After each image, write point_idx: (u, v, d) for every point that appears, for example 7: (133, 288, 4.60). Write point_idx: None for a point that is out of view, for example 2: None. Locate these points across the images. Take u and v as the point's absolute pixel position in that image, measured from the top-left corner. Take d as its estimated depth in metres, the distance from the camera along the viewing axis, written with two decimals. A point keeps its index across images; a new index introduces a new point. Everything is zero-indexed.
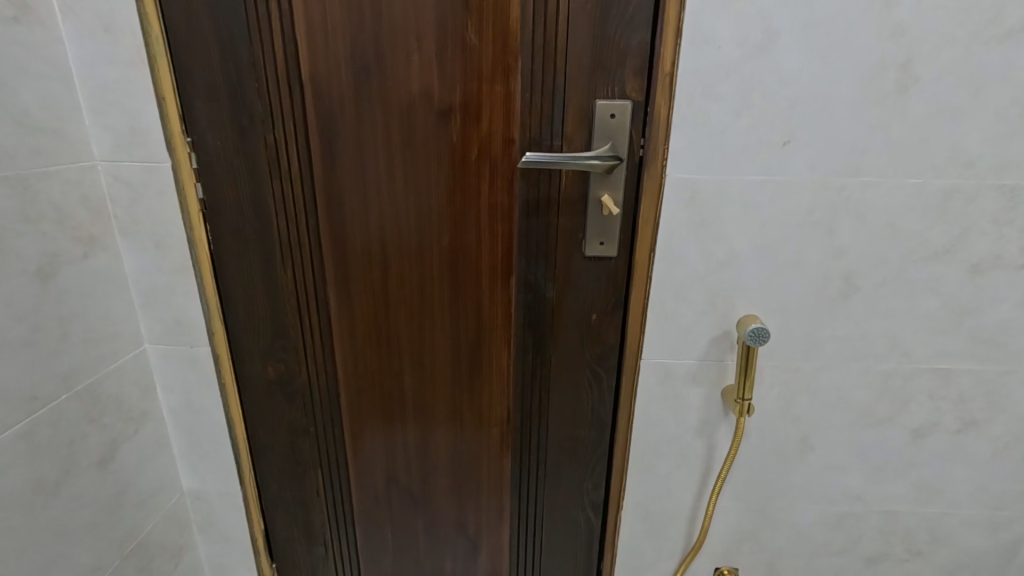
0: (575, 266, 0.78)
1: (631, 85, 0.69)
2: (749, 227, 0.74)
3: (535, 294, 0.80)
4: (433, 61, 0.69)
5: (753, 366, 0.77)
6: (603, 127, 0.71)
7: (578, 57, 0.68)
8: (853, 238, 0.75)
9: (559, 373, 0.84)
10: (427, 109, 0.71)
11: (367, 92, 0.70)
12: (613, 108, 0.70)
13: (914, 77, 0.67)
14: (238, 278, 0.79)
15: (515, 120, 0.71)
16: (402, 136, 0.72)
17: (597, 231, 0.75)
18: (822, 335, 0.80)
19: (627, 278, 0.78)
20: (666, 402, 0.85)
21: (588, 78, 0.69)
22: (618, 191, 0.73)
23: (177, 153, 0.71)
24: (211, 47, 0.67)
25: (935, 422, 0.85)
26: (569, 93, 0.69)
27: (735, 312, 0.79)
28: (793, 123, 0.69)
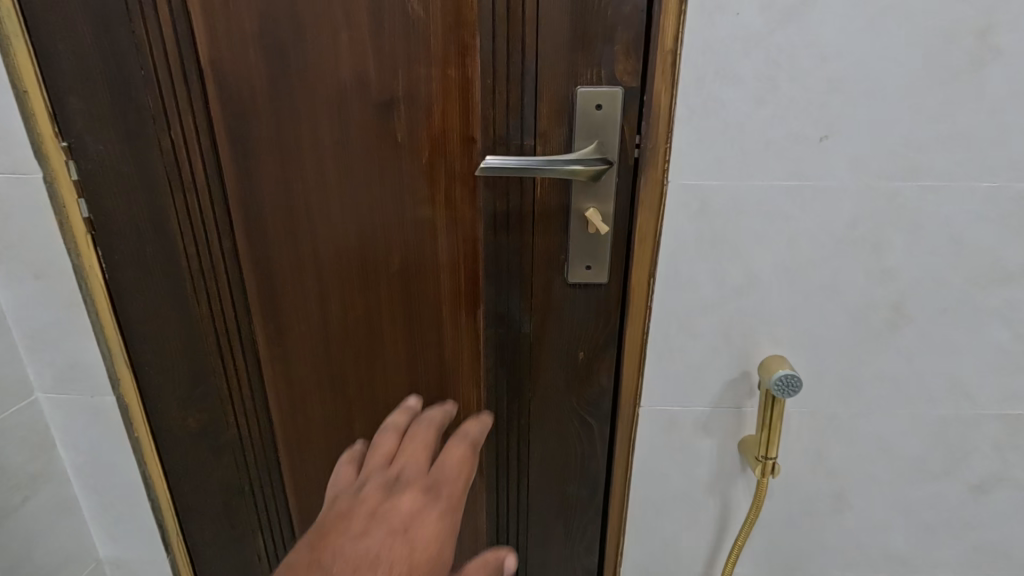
0: (557, 294, 0.62)
1: (622, 65, 0.54)
2: (775, 244, 0.59)
3: (508, 329, 0.64)
4: (367, 37, 0.53)
5: (778, 420, 0.62)
6: (587, 122, 0.55)
7: (552, 30, 0.52)
8: (906, 256, 0.59)
9: (540, 422, 0.69)
10: (362, 99, 0.55)
11: (286, 80, 0.55)
12: (599, 96, 0.54)
13: (992, 48, 0.51)
14: (143, 313, 0.64)
15: (475, 114, 0.56)
16: (333, 136, 0.57)
17: (582, 252, 0.60)
18: (865, 374, 0.65)
19: (622, 308, 0.63)
20: (671, 455, 0.70)
21: (566, 57, 0.53)
22: (608, 202, 0.58)
23: (52, 161, 0.57)
24: (82, 26, 0.53)
25: (1001, 475, 0.70)
26: (542, 78, 0.54)
27: (756, 348, 0.64)
28: (832, 111, 0.54)
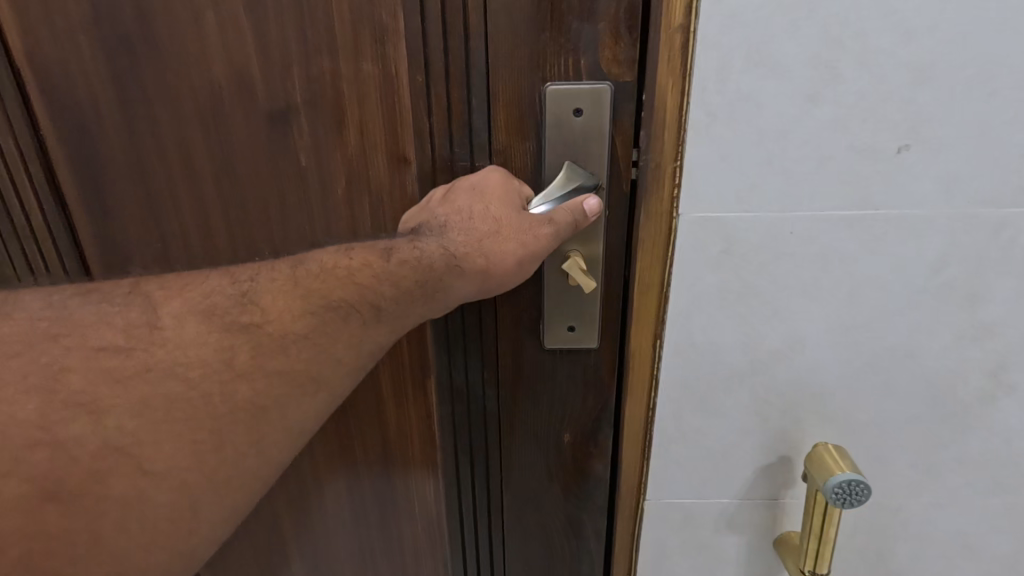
0: (529, 363, 0.47)
1: (610, 51, 0.38)
2: (826, 296, 0.43)
3: (468, 407, 0.50)
4: (244, 26, 0.41)
5: (833, 530, 0.46)
6: (561, 134, 0.40)
7: (506, 7, 0.38)
8: (1010, 308, 0.43)
9: (515, 519, 0.54)
10: (246, 108, 0.44)
11: (149, 85, 0.44)
12: (576, 99, 0.39)
13: None
14: None
15: (404, 128, 0.42)
16: (214, 154, 0.46)
17: (561, 309, 0.45)
18: (944, 458, 0.49)
19: (618, 381, 0.48)
20: (683, 559, 0.54)
21: (528, 43, 0.39)
22: (596, 243, 0.43)
23: None
24: None
25: None
26: (495, 75, 0.40)
27: (798, 427, 0.48)
28: (915, 113, 0.37)
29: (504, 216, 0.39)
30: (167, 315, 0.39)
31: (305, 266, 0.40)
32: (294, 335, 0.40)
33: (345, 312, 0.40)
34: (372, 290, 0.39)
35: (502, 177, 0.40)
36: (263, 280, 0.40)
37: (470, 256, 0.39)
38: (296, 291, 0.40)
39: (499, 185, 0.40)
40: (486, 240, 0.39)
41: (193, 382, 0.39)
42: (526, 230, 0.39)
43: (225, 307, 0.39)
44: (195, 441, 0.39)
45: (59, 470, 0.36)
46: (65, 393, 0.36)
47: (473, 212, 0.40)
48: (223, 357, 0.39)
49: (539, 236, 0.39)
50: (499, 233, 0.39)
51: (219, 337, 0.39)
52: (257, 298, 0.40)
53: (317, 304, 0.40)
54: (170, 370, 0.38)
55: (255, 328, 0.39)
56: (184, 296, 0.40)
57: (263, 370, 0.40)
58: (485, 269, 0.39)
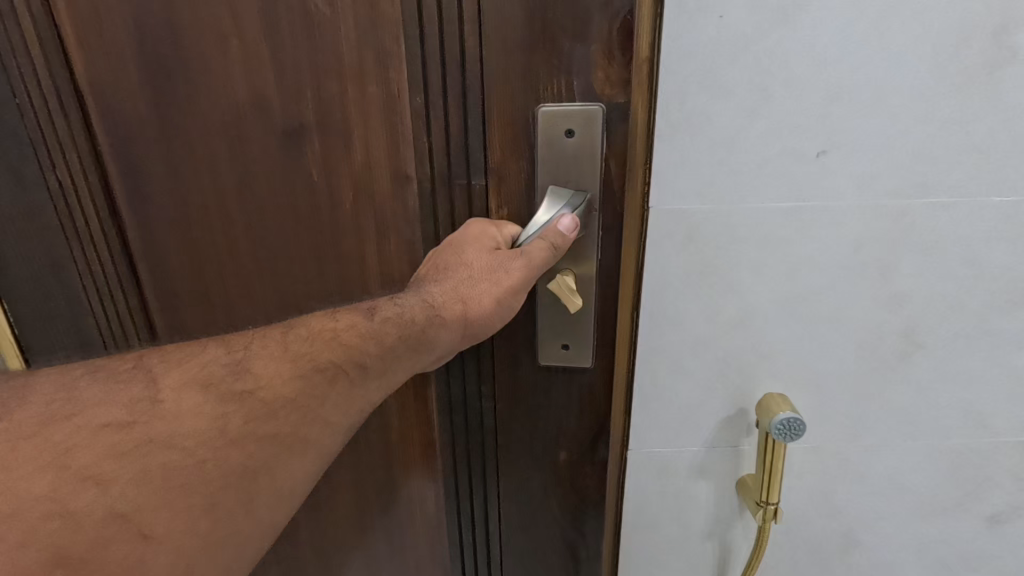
0: (527, 369, 0.55)
1: (601, 76, 0.44)
2: (769, 273, 0.52)
3: (473, 403, 0.57)
4: (262, 53, 0.49)
5: (779, 463, 0.56)
6: (551, 153, 0.47)
7: (505, 37, 0.45)
8: (917, 280, 0.53)
9: (512, 496, 0.61)
10: (264, 126, 0.52)
11: (182, 105, 0.52)
12: (570, 121, 0.45)
13: (1009, 49, 0.45)
14: (43, 330, 0.63)
15: (405, 145, 0.50)
16: (236, 166, 0.54)
17: (557, 330, 0.52)
18: (874, 408, 0.59)
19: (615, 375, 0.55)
20: (661, 503, 0.64)
21: (523, 71, 0.45)
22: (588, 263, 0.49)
23: None
24: None
25: (1018, 505, 0.65)
26: (492, 99, 0.47)
27: (754, 385, 0.57)
28: (833, 124, 0.47)
29: (474, 262, 0.48)
30: (167, 386, 0.42)
31: (295, 331, 0.47)
32: (284, 397, 0.45)
33: (331, 372, 0.46)
34: (357, 350, 0.47)
35: (476, 226, 0.49)
36: (256, 348, 0.45)
37: (449, 305, 0.48)
38: (287, 355, 0.46)
39: (474, 236, 0.49)
40: (466, 291, 0.48)
41: (190, 451, 0.41)
42: (493, 270, 0.47)
43: (222, 376, 0.43)
44: (190, 505, 0.41)
45: (68, 539, 0.36)
46: (74, 467, 0.37)
47: (451, 268, 0.49)
48: (218, 424, 0.42)
49: (507, 271, 0.47)
50: (472, 283, 0.48)
51: (214, 406, 0.42)
52: (251, 365, 0.45)
53: (306, 365, 0.46)
54: (168, 441, 0.40)
55: (249, 392, 0.44)
56: (182, 367, 0.43)
57: (256, 430, 0.44)
58: (467, 315, 0.48)
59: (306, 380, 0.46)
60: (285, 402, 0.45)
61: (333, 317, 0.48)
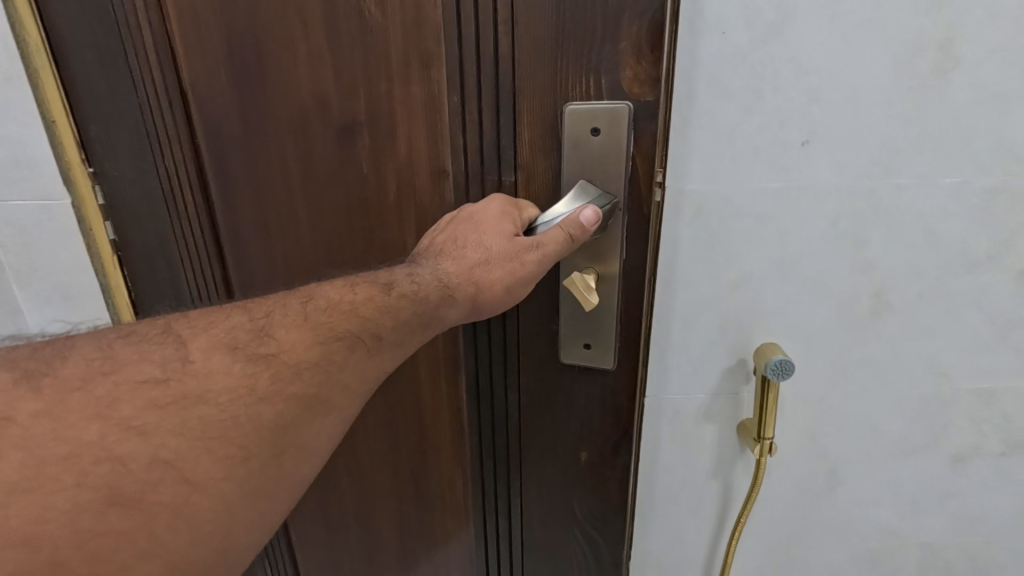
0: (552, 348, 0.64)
1: (628, 75, 0.51)
2: (763, 243, 0.64)
3: (507, 376, 0.67)
4: (325, 60, 0.58)
5: (773, 402, 0.67)
6: (579, 143, 0.54)
7: (531, 44, 0.52)
8: (884, 248, 0.64)
9: (539, 457, 0.70)
10: (325, 124, 0.61)
11: (259, 105, 0.61)
12: (596, 120, 0.53)
13: (955, 58, 0.56)
14: (150, 294, 0.73)
15: (443, 142, 0.58)
16: (301, 159, 0.63)
17: (581, 330, 0.62)
18: (851, 358, 0.70)
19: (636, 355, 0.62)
20: (674, 444, 0.75)
21: (551, 75, 0.53)
22: (611, 263, 0.58)
23: (77, 181, 0.68)
24: (89, 59, 0.62)
25: (976, 446, 0.76)
26: (523, 101, 0.54)
27: (752, 339, 0.68)
28: (813, 119, 0.59)
29: (493, 246, 0.53)
30: (196, 346, 0.43)
31: (315, 302, 0.48)
32: (308, 361, 0.46)
33: (350, 341, 0.48)
34: (375, 321, 0.49)
35: (501, 210, 0.55)
36: (276, 316, 0.46)
37: (463, 286, 0.53)
38: (306, 324, 0.47)
39: (499, 220, 0.54)
40: (480, 270, 0.53)
41: (224, 406, 0.42)
42: (512, 259, 0.53)
43: (246, 340, 0.44)
44: (227, 455, 0.42)
45: (118, 484, 0.38)
46: (117, 419, 0.39)
47: (471, 245, 0.54)
48: (248, 383, 0.43)
49: (524, 259, 0.52)
50: (489, 263, 0.53)
51: (244, 365, 0.43)
52: (273, 332, 0.45)
53: (327, 335, 0.47)
54: (201, 397, 0.41)
55: (273, 356, 0.44)
56: (209, 333, 0.44)
57: (282, 391, 0.44)
58: (478, 292, 0.53)
59: (326, 347, 0.47)
60: (307, 367, 0.46)
61: (351, 289, 0.50)
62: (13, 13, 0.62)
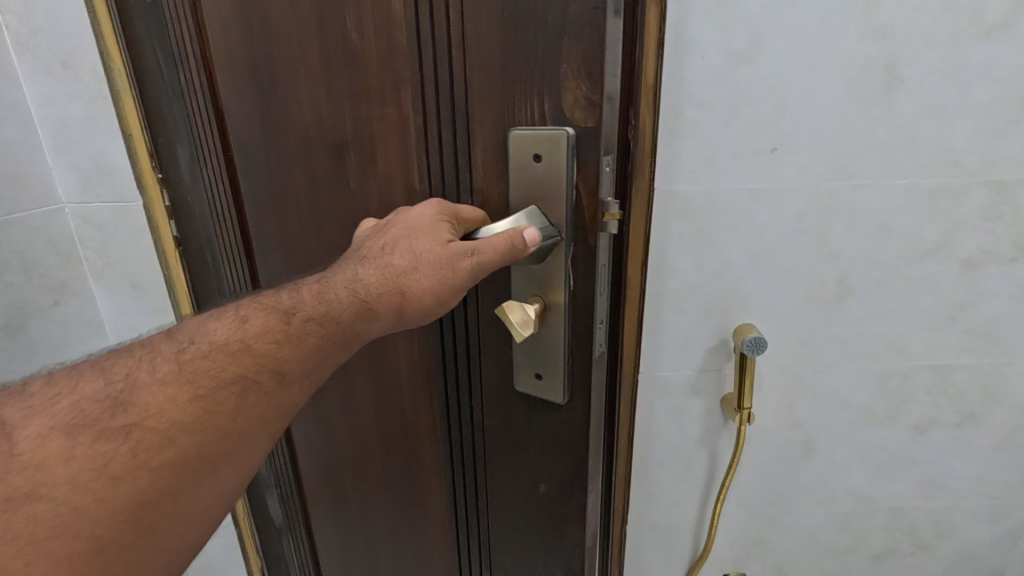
0: (508, 362, 0.64)
1: (569, 100, 0.51)
2: (740, 236, 0.73)
3: (468, 381, 0.68)
4: (321, 85, 0.61)
5: (751, 375, 0.77)
6: (524, 169, 0.54)
7: (483, 65, 0.52)
8: (845, 240, 0.74)
9: (500, 468, 0.70)
10: (321, 145, 0.64)
11: (273, 126, 0.66)
12: (536, 146, 0.53)
13: (899, 78, 0.66)
14: (204, 287, 0.83)
15: (411, 159, 0.59)
16: (305, 178, 0.66)
17: (531, 360, 0.62)
18: (820, 337, 0.79)
19: (585, 371, 0.61)
20: (664, 415, 0.84)
21: (501, 97, 0.53)
22: (557, 293, 0.58)
23: (147, 186, 0.77)
24: (159, 81, 0.71)
25: (934, 417, 0.85)
26: (473, 125, 0.55)
27: (732, 320, 0.78)
28: (781, 129, 0.68)
29: (421, 256, 0.53)
30: (24, 439, 0.37)
31: (194, 347, 0.45)
32: (180, 422, 0.42)
33: (242, 385, 0.45)
34: (273, 357, 0.47)
35: (435, 216, 0.55)
36: (139, 374, 0.42)
37: (387, 299, 0.53)
38: (180, 376, 0.43)
39: (434, 224, 0.54)
40: (409, 279, 0.53)
41: (59, 501, 0.37)
42: (444, 266, 0.53)
43: (95, 414, 0.39)
44: (73, 552, 0.37)
45: None
46: None
47: (399, 249, 0.54)
48: (96, 466, 0.38)
49: (457, 268, 0.53)
50: (417, 271, 0.53)
51: (85, 450, 0.38)
52: (130, 398, 0.41)
53: (209, 384, 0.44)
54: (31, 494, 0.36)
55: (133, 425, 0.40)
56: (46, 415, 0.38)
57: (148, 462, 0.40)
58: (402, 302, 0.54)
59: (206, 399, 0.43)
60: (181, 430, 0.42)
61: (242, 324, 0.47)
62: (98, 41, 0.71)
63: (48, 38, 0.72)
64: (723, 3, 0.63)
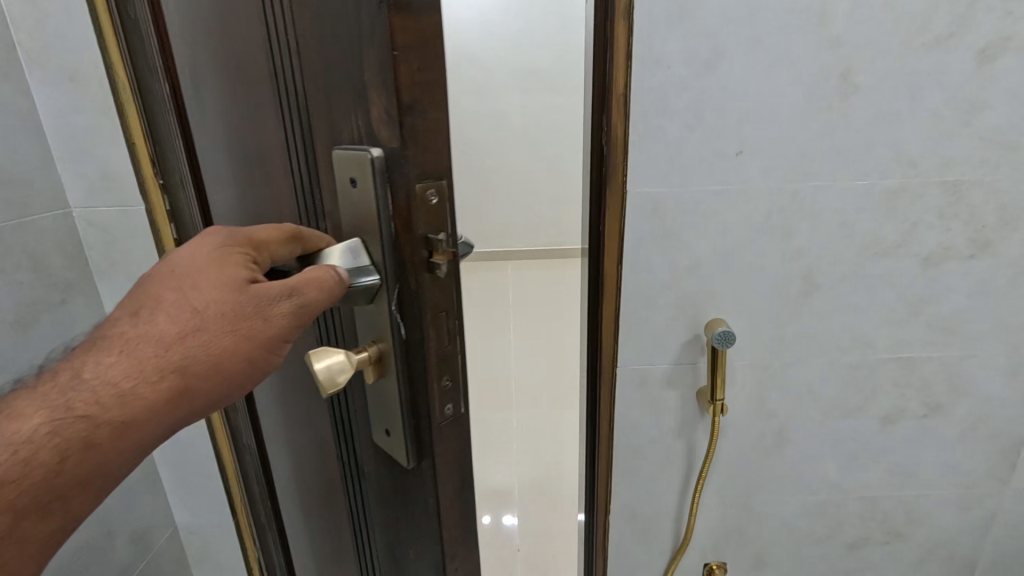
0: (367, 411, 0.51)
1: (376, 114, 0.38)
2: (709, 235, 0.77)
3: (347, 422, 0.55)
4: (216, 89, 0.52)
5: (723, 367, 0.80)
6: (345, 195, 0.42)
7: (310, 64, 0.41)
8: (809, 239, 0.78)
9: (377, 534, 0.57)
10: (229, 157, 0.55)
11: (201, 133, 0.59)
12: (349, 168, 0.41)
13: (853, 85, 0.71)
14: None
15: (279, 178, 0.49)
16: (228, 194, 0.59)
17: (378, 414, 0.48)
18: (789, 332, 0.83)
19: (427, 446, 0.46)
20: (643, 407, 0.88)
21: (327, 107, 0.41)
22: (387, 339, 0.44)
23: (148, 188, 0.81)
24: (150, 89, 0.75)
25: (902, 408, 0.89)
26: (313, 142, 0.44)
27: (704, 316, 0.82)
28: (744, 134, 0.73)
29: (205, 314, 0.37)
30: None
31: None
32: None
33: None
34: None
35: (224, 245, 0.40)
36: None
37: (139, 403, 0.34)
38: None
39: (227, 256, 0.40)
40: (182, 352, 0.36)
41: None
42: (251, 316, 0.38)
43: None
44: None
45: None
46: None
47: (165, 305, 0.36)
48: None
49: (269, 316, 0.39)
50: (201, 329, 0.36)
51: None
52: None
53: None
54: None
55: None
56: None
57: None
58: (168, 398, 0.35)
59: None
60: None
61: None
62: (102, 52, 0.75)
63: (51, 53, 0.76)
64: (686, 15, 0.67)
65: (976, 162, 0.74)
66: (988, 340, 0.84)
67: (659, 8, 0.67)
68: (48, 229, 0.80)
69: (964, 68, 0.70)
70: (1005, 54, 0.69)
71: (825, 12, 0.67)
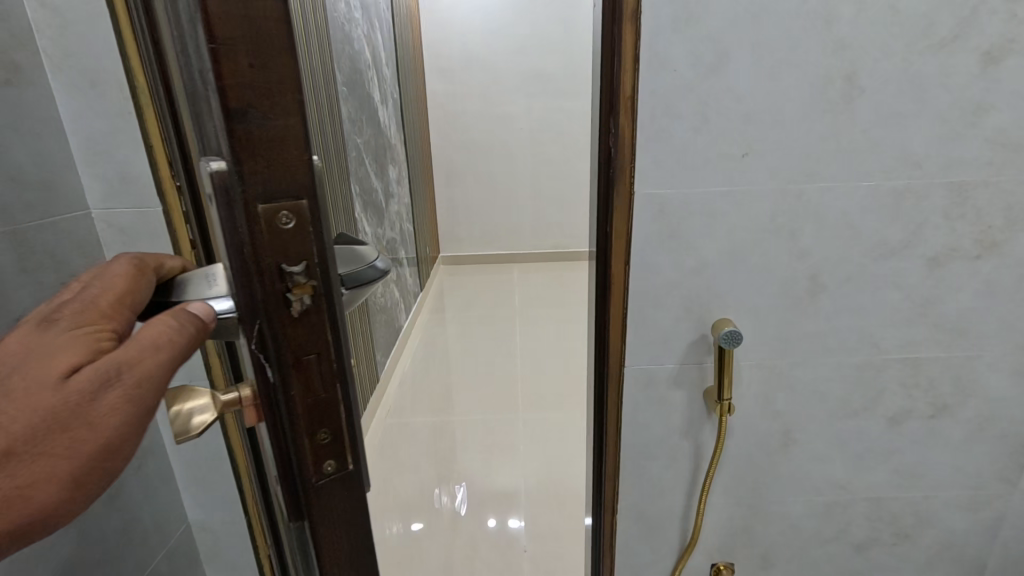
0: (265, 437, 0.40)
1: (217, 123, 0.28)
2: (715, 236, 0.78)
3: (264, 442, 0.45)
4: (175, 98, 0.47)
5: (729, 366, 0.81)
6: (214, 223, 0.32)
7: (186, 59, 0.32)
8: (816, 239, 0.79)
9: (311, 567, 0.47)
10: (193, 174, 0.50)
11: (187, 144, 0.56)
12: (205, 189, 0.30)
13: (859, 88, 0.71)
14: None
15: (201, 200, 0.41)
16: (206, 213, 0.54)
17: (266, 446, 0.38)
18: (795, 332, 0.84)
19: (302, 504, 0.36)
20: (650, 407, 0.89)
21: (201, 114, 0.32)
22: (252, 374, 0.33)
23: (167, 192, 0.83)
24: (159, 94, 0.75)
25: (909, 409, 0.89)
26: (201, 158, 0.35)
27: (711, 316, 0.83)
28: (749, 136, 0.73)
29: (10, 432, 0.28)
30: None
31: None
32: None
33: None
34: None
35: (42, 330, 0.31)
36: None
37: None
38: None
39: (61, 340, 0.30)
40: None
41: None
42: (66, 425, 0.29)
43: None
44: None
45: None
46: None
47: None
48: None
49: (94, 420, 0.30)
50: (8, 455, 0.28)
51: None
52: None
53: None
54: None
55: None
56: None
57: None
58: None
59: None
60: None
61: None
62: (122, 59, 0.77)
63: (72, 59, 0.78)
64: (692, 19, 0.68)
65: (982, 164, 0.75)
66: (995, 341, 0.84)
67: (666, 11, 0.68)
68: (72, 229, 0.82)
69: (968, 69, 0.70)
70: (1009, 56, 0.70)
71: (830, 15, 0.68)
